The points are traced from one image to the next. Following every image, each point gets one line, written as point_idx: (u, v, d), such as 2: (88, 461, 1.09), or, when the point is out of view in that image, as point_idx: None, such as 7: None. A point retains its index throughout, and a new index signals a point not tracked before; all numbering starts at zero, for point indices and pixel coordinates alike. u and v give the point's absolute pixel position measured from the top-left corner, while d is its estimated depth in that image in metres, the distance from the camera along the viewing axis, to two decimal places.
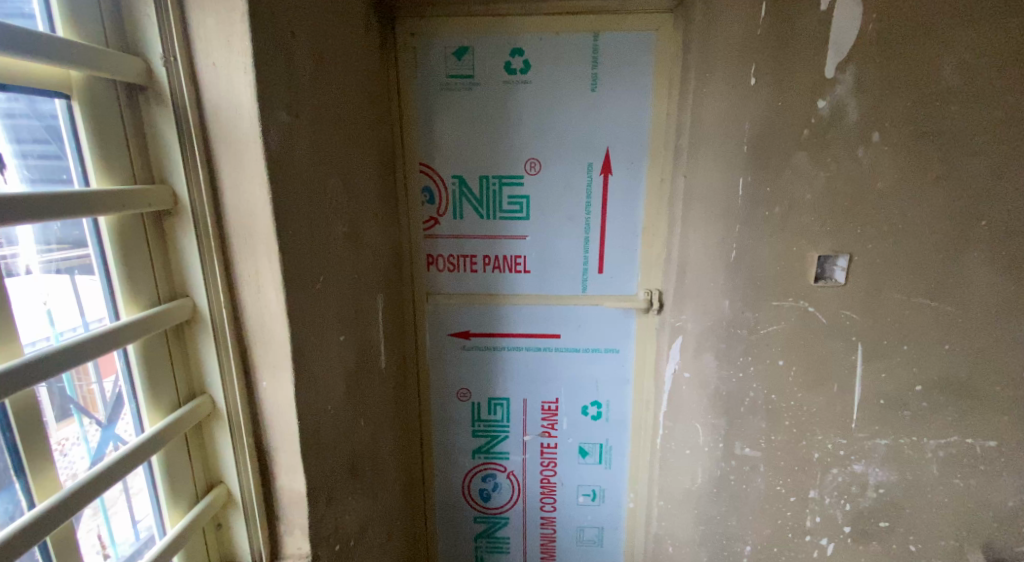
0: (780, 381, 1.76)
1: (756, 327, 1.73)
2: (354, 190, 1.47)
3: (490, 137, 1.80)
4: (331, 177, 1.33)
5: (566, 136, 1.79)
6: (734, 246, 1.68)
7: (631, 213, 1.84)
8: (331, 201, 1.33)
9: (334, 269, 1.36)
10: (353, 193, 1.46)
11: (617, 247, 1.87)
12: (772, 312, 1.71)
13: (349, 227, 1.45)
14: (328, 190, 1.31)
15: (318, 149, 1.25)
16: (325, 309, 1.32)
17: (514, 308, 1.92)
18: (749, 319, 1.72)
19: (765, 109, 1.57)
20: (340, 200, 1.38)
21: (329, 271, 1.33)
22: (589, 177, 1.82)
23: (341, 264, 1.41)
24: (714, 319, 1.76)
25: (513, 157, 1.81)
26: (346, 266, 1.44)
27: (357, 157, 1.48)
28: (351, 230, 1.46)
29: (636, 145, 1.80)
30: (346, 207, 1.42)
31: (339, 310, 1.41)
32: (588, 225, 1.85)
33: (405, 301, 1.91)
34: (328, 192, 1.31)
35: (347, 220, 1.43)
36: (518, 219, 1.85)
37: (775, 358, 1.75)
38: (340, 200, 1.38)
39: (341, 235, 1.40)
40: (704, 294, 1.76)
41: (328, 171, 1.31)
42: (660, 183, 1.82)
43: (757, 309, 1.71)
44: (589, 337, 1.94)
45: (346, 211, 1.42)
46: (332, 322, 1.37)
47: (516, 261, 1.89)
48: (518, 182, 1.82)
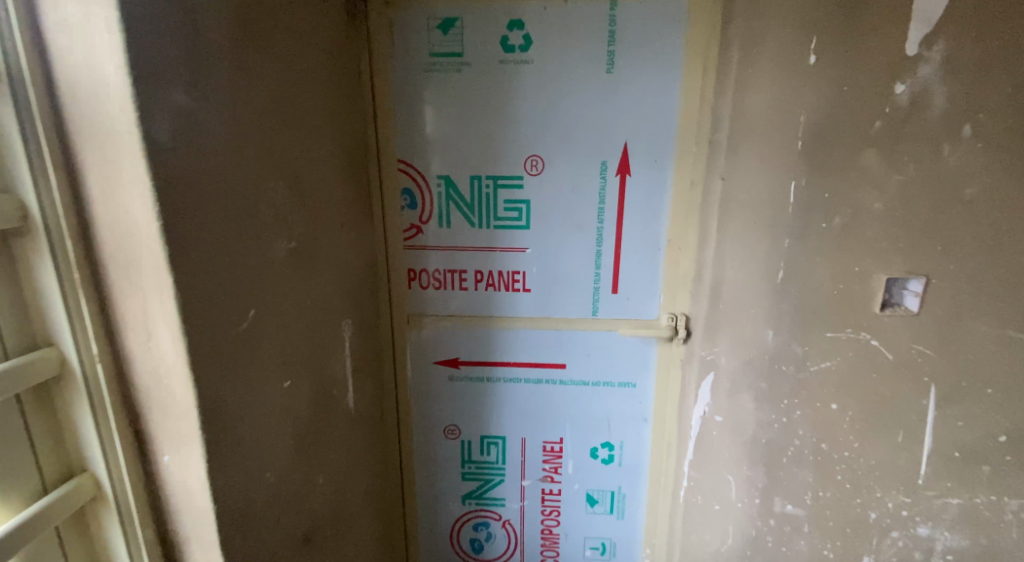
0: (834, 428, 1.40)
1: (807, 364, 1.39)
2: (307, 195, 1.16)
3: (482, 129, 1.47)
4: (266, 179, 1.00)
5: (575, 128, 1.46)
6: (785, 264, 1.35)
7: (654, 222, 1.51)
8: (266, 210, 1.00)
9: (274, 298, 1.05)
10: (305, 199, 1.15)
11: (636, 262, 1.53)
12: (826, 345, 1.37)
13: (297, 241, 1.12)
14: (261, 195, 0.98)
15: (242, 142, 0.93)
16: (254, 351, 1.00)
17: (512, 334, 1.60)
18: (801, 355, 1.39)
19: (828, 95, 1.23)
20: (284, 207, 1.06)
21: (262, 302, 1.01)
22: (603, 178, 1.48)
23: (286, 290, 1.09)
24: (755, 354, 1.43)
25: (510, 154, 1.48)
26: (291, 293, 1.11)
27: (312, 155, 1.17)
28: (300, 246, 1.14)
29: (662, 139, 1.45)
30: (292, 216, 1.10)
31: (281, 350, 1.09)
32: (601, 237, 1.52)
33: (383, 324, 1.59)
34: (262, 198, 0.99)
35: (293, 232, 1.11)
36: (516, 228, 1.52)
37: (830, 401, 1.40)
38: (282, 208, 1.06)
39: (285, 252, 1.08)
40: (743, 324, 1.43)
41: (260, 171, 0.98)
42: (689, 187, 1.47)
43: (810, 343, 1.38)
44: (600, 368, 1.61)
45: (292, 222, 1.10)
46: (268, 368, 1.04)
47: (513, 278, 1.56)
48: (518, 184, 1.50)
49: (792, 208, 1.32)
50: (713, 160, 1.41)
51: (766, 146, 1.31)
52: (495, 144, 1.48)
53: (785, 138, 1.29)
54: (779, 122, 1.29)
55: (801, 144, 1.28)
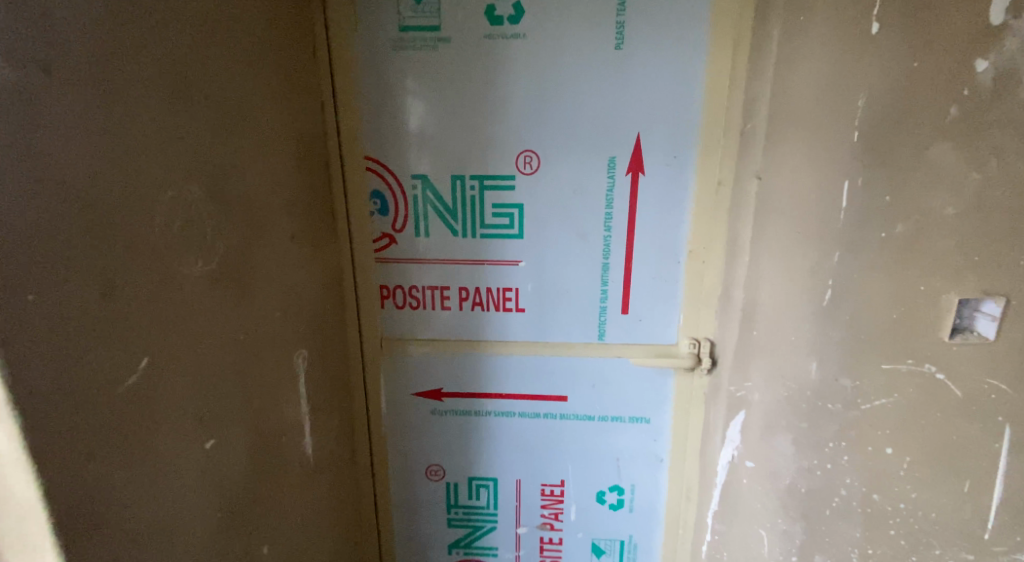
0: (890, 478, 1.11)
1: (857, 401, 1.10)
2: (235, 199, 0.90)
3: (466, 119, 1.21)
4: (162, 185, 0.75)
5: (578, 117, 1.20)
6: (835, 281, 1.07)
7: (673, 230, 1.25)
8: (162, 227, 0.75)
9: (183, 337, 0.80)
10: (232, 204, 0.89)
11: (651, 277, 1.27)
12: (882, 379, 1.08)
13: (219, 262, 0.87)
14: (153, 207, 0.73)
15: (115, 135, 0.67)
16: (148, 410, 0.74)
17: (504, 362, 1.34)
18: (851, 392, 1.11)
19: (894, 75, 0.96)
20: (195, 216, 0.81)
21: (160, 349, 0.75)
22: (611, 178, 1.22)
23: (204, 325, 0.84)
24: (795, 391, 1.16)
25: (500, 149, 1.22)
26: (211, 330, 0.86)
27: (241, 154, 0.92)
28: (226, 267, 0.89)
29: (683, 130, 1.20)
30: (211, 232, 0.84)
31: (195, 406, 0.83)
32: (608, 248, 1.26)
33: (351, 352, 1.34)
34: (154, 210, 0.73)
35: (213, 251, 0.85)
36: (508, 237, 1.27)
37: (881, 446, 1.11)
38: (192, 222, 0.80)
39: (201, 275, 0.83)
40: (780, 355, 1.16)
41: (151, 174, 0.73)
42: (716, 188, 1.20)
43: (864, 378, 1.09)
44: (608, 402, 1.35)
45: (211, 239, 0.84)
46: (173, 433, 0.79)
47: (504, 296, 1.31)
48: (509, 186, 1.24)
49: (845, 215, 1.04)
50: (749, 155, 1.14)
51: (811, 139, 1.04)
52: (479, 137, 1.22)
53: (838, 130, 1.02)
54: (832, 108, 1.01)
55: (857, 135, 1.00)
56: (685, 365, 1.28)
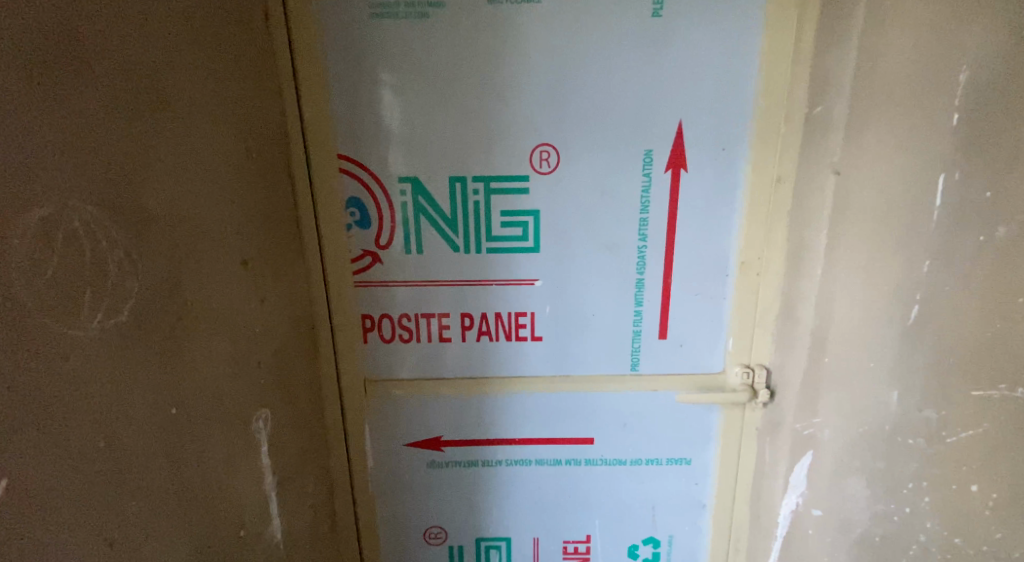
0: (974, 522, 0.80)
1: (942, 434, 0.82)
2: (156, 218, 0.64)
3: (466, 107, 0.96)
4: (26, 203, 0.48)
5: (606, 103, 0.96)
6: (920, 295, 0.82)
7: (721, 237, 1.03)
8: (24, 267, 0.48)
9: (72, 427, 0.54)
10: (151, 226, 0.63)
11: (694, 295, 1.06)
12: (969, 410, 0.79)
13: (131, 312, 0.60)
14: (9, 238, 0.47)
15: None
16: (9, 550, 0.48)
17: (517, 401, 1.11)
18: (934, 425, 0.82)
19: (1008, 32, 0.69)
20: (86, 247, 0.55)
21: (19, 459, 0.49)
22: (647, 176, 1.00)
23: (110, 403, 0.58)
24: (866, 433, 0.92)
25: (510, 143, 0.98)
26: (120, 411, 0.59)
27: (162, 156, 0.65)
28: (145, 314, 0.62)
29: (734, 116, 0.98)
30: (112, 270, 0.58)
31: (96, 526, 0.57)
32: (644, 261, 1.04)
33: (326, 398, 1.08)
34: (11, 243, 0.47)
35: (120, 294, 0.59)
36: (521, 250, 1.03)
37: (964, 483, 0.80)
38: (76, 260, 0.54)
39: (102, 332, 0.56)
40: (855, 391, 0.92)
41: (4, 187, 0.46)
42: (774, 186, 1.00)
43: (949, 407, 0.81)
44: (641, 442, 1.14)
45: (113, 280, 0.58)
46: None
47: (518, 323, 1.07)
48: (522, 189, 1.00)
49: (937, 215, 0.79)
50: (822, 145, 0.92)
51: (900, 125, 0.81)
52: (483, 130, 0.97)
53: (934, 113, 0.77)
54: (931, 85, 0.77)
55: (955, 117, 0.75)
56: (740, 399, 1.07)
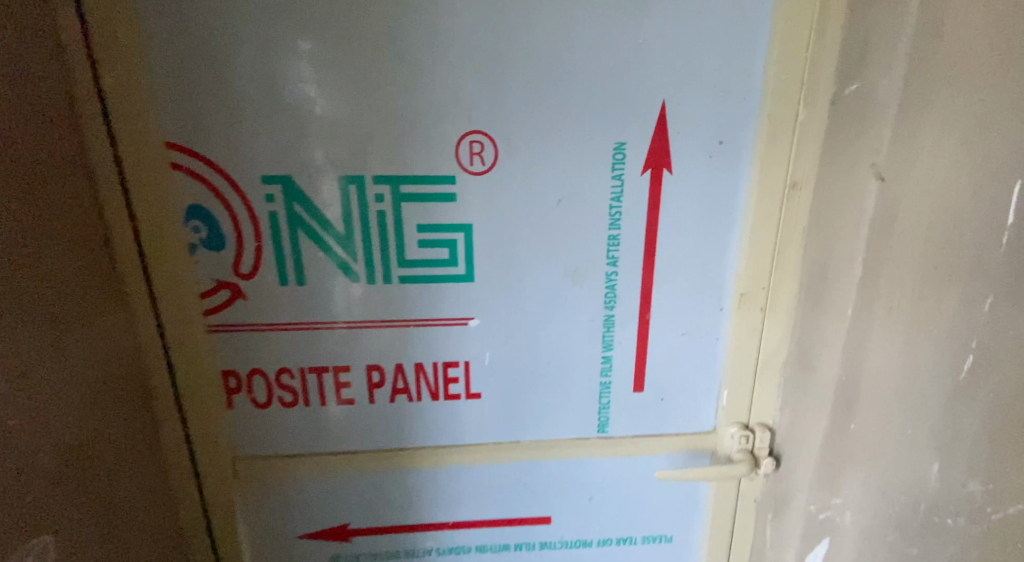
0: None
1: (984, 510, 0.56)
2: None
3: (360, 77, 0.65)
4: None
5: (565, 75, 0.68)
6: (977, 342, 0.56)
7: (715, 260, 0.77)
8: None
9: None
10: None
11: (680, 335, 0.80)
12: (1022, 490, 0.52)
13: None
14: None
15: None
16: None
17: (448, 476, 0.83)
18: (978, 500, 0.56)
19: None
20: None
21: None
22: (619, 180, 0.73)
23: None
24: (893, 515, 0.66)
25: (427, 131, 0.68)
26: None
27: None
28: None
29: (737, 97, 0.72)
30: None
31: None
32: (615, 293, 0.77)
33: (175, 483, 0.77)
34: None
35: None
36: (447, 279, 0.74)
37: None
38: None
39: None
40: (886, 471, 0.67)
41: None
42: (785, 195, 0.75)
43: (997, 473, 0.54)
44: (610, 519, 0.88)
45: None
46: None
47: (447, 377, 0.78)
48: (446, 195, 0.70)
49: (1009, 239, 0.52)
50: (859, 139, 0.67)
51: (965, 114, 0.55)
52: (386, 112, 0.67)
53: (1014, 82, 0.50)
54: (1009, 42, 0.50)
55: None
56: (737, 473, 0.81)
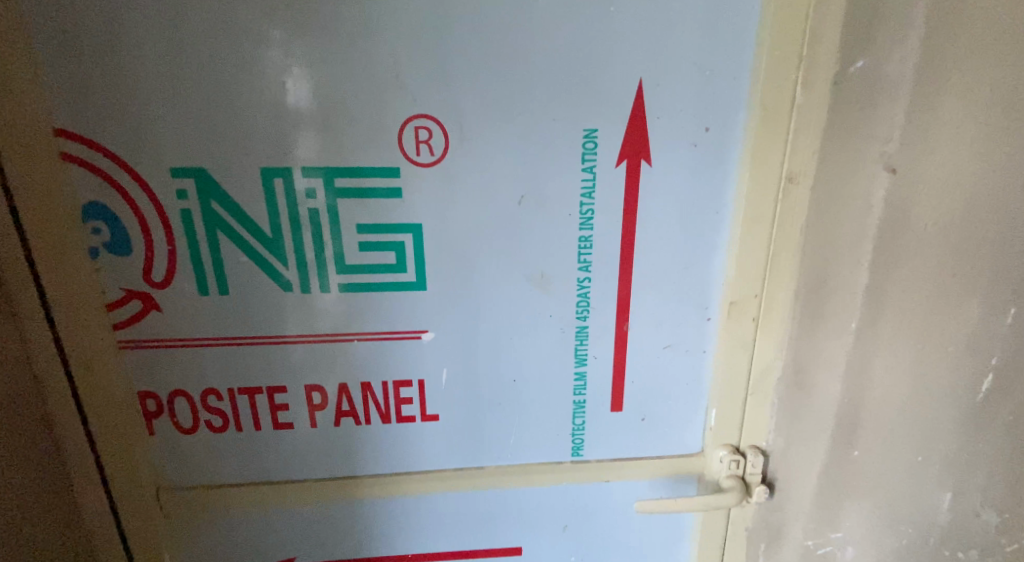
0: None
1: (1000, 541, 0.51)
2: None
3: (286, 57, 0.57)
4: None
5: (527, 52, 0.60)
6: (1004, 357, 0.49)
7: (701, 265, 0.69)
8: None
9: None
10: None
11: (662, 347, 0.71)
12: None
13: None
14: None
15: None
16: None
17: (404, 507, 0.74)
18: (993, 530, 0.52)
19: None
20: None
21: None
22: (590, 173, 0.64)
23: None
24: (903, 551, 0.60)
25: (366, 118, 0.60)
26: None
27: None
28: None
29: (726, 77, 0.64)
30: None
31: None
32: (588, 302, 0.68)
33: (90, 520, 0.68)
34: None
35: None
36: (394, 287, 0.65)
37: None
38: None
39: None
40: (897, 503, 0.60)
41: None
42: (781, 189, 0.66)
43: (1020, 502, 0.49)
44: (589, 549, 0.80)
45: None
46: None
47: (398, 398, 0.69)
48: (392, 191, 0.62)
49: None
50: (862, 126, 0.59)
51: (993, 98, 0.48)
52: (317, 97, 0.59)
53: None
54: None
55: None
56: (726, 502, 0.72)
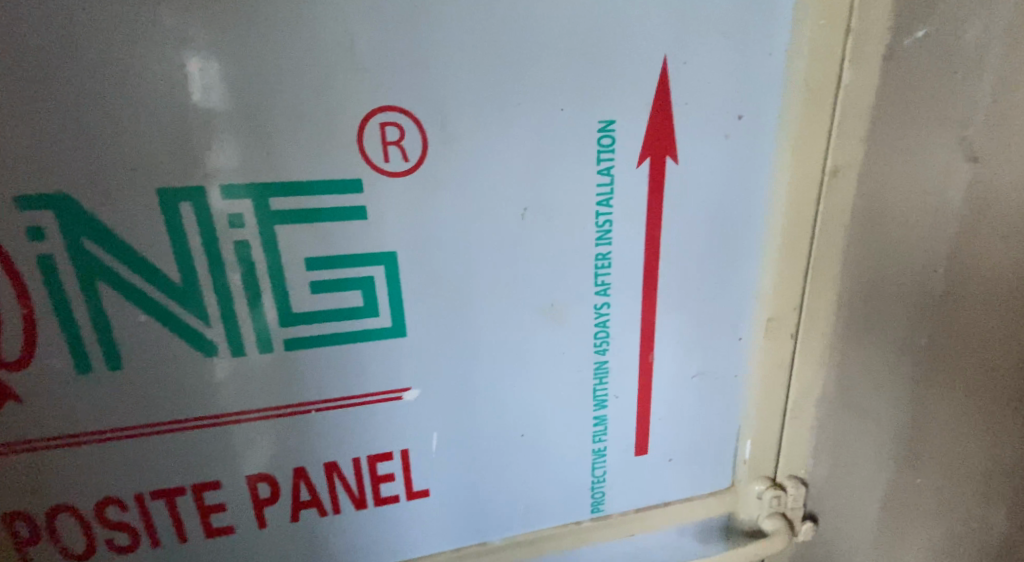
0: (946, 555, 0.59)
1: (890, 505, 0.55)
2: None
3: (180, 28, 0.40)
4: None
5: (523, 20, 0.44)
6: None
7: (732, 278, 0.57)
8: None
9: None
10: None
11: (691, 377, 0.59)
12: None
13: None
14: None
15: None
16: None
17: None
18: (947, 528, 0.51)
19: None
20: None
21: None
22: (608, 175, 0.50)
23: None
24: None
25: (307, 112, 0.43)
26: None
27: None
28: None
29: (760, 52, 0.51)
30: None
31: None
32: (608, 333, 0.55)
33: None
34: None
35: None
36: (361, 338, 0.49)
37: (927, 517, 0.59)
38: None
39: None
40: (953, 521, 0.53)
41: None
42: (823, 186, 0.54)
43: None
44: None
45: None
46: None
47: (375, 477, 0.53)
48: (354, 211, 0.45)
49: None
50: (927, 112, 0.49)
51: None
52: (230, 84, 0.41)
53: None
54: None
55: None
56: (773, 548, 0.63)
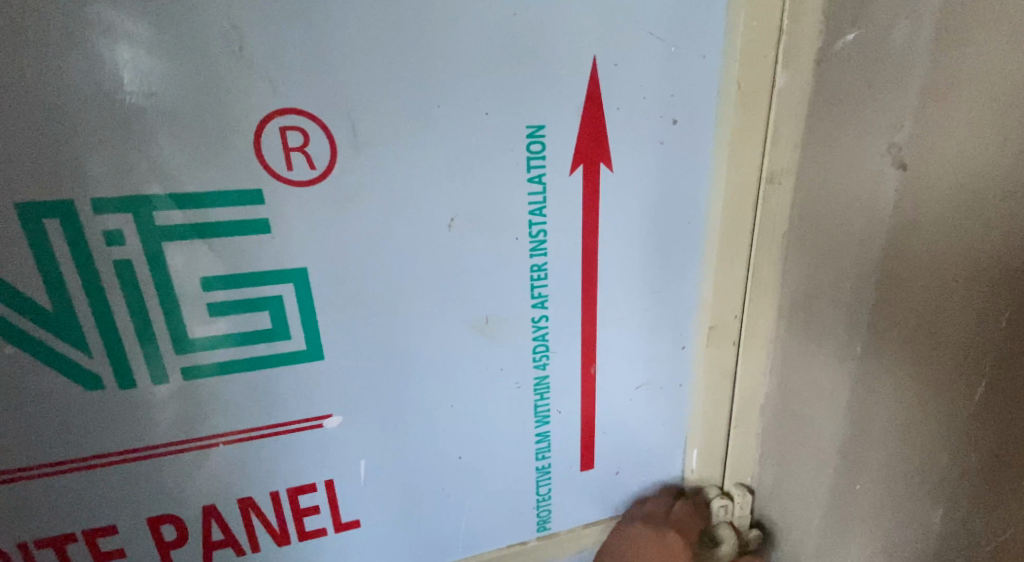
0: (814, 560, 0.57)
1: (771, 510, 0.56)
2: None
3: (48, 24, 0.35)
4: None
5: (440, 21, 0.41)
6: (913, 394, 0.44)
7: (671, 287, 0.55)
8: None
9: None
10: None
11: (634, 389, 0.57)
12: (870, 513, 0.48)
13: None
14: None
15: None
16: None
17: None
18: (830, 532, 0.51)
19: None
20: None
21: None
22: (539, 183, 0.48)
23: None
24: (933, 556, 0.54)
25: (196, 118, 0.38)
26: None
27: None
28: None
29: (694, 55, 0.49)
30: None
31: None
32: (547, 347, 0.52)
33: None
34: None
35: None
36: (271, 362, 0.45)
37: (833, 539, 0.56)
38: None
39: None
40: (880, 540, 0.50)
41: None
42: (760, 194, 0.54)
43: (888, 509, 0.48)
44: None
45: None
46: None
47: (298, 510, 0.49)
48: (256, 224, 0.41)
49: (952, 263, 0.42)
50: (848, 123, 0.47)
51: (1005, 87, 0.36)
52: (101, 86, 0.37)
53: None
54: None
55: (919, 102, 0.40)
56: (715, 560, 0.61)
